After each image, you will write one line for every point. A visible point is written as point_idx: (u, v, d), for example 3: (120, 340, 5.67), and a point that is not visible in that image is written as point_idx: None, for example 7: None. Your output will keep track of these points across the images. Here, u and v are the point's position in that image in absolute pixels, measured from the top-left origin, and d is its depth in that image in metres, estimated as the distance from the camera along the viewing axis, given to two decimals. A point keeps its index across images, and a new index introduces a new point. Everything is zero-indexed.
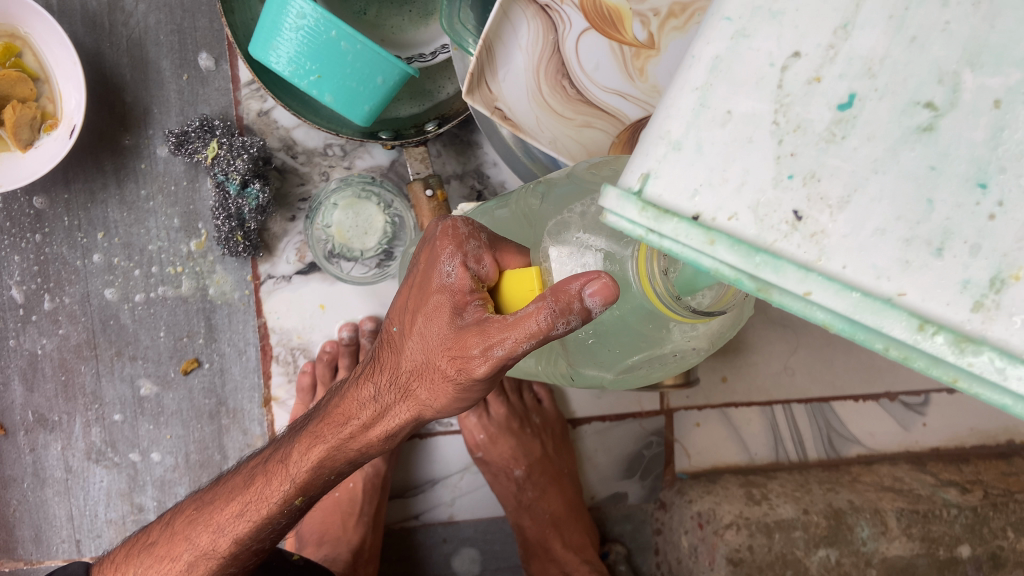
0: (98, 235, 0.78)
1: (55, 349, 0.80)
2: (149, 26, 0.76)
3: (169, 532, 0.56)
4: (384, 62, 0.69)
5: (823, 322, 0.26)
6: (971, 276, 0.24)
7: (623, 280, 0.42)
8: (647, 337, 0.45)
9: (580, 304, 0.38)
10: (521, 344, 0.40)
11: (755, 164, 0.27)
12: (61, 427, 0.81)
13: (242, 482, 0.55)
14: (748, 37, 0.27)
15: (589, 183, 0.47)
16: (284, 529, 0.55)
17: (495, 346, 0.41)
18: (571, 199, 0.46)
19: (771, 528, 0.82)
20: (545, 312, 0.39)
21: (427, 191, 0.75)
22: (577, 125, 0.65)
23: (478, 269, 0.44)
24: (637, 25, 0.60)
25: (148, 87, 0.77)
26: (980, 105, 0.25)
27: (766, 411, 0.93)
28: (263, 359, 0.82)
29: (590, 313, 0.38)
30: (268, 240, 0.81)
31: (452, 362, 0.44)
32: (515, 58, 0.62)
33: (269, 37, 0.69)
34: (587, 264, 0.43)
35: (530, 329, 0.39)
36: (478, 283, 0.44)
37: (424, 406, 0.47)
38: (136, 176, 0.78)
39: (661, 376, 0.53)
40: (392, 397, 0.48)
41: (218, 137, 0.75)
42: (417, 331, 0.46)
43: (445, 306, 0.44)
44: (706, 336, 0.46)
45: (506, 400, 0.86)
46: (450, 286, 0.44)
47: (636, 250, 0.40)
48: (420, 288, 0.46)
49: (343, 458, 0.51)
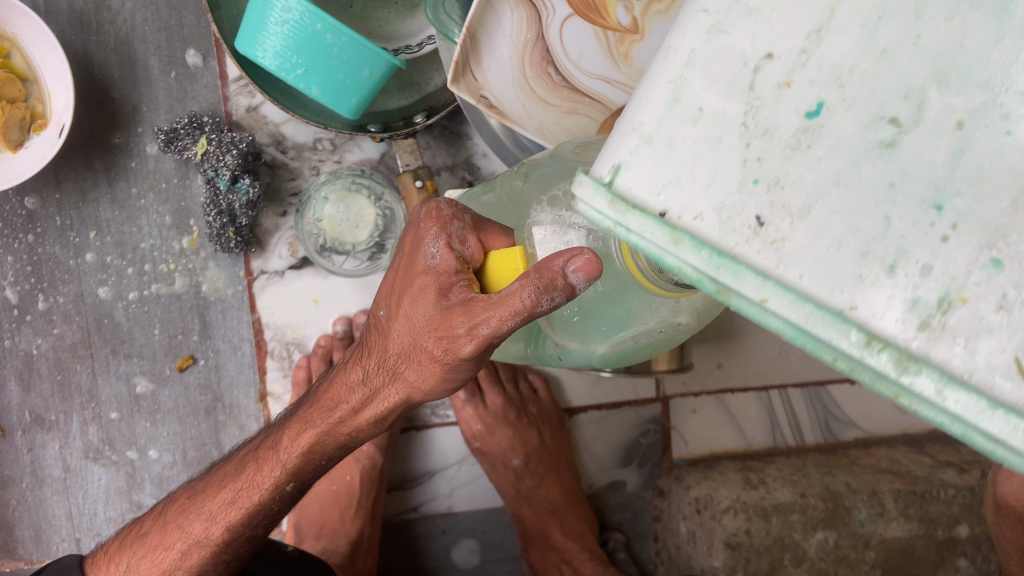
0: (90, 234, 0.78)
1: (50, 349, 0.80)
2: (136, 24, 0.77)
3: (163, 521, 0.56)
4: (370, 53, 0.70)
5: (776, 328, 0.26)
6: (920, 297, 0.24)
7: (607, 256, 0.42)
8: (632, 313, 0.45)
9: (563, 280, 0.38)
10: (506, 322, 0.41)
11: (722, 164, 0.26)
12: (58, 427, 0.81)
13: (233, 470, 0.55)
14: (724, 31, 0.26)
15: (572, 163, 0.47)
16: (277, 515, 0.55)
17: (480, 325, 0.41)
18: (555, 179, 0.46)
19: (769, 512, 0.81)
20: (529, 290, 0.39)
21: (417, 183, 0.76)
22: (564, 112, 0.65)
23: (462, 249, 0.44)
24: (621, 9, 0.60)
25: (137, 85, 0.77)
26: (944, 125, 0.24)
27: (762, 395, 0.94)
28: (258, 354, 0.83)
29: (574, 289, 0.38)
30: (260, 235, 0.81)
31: (438, 343, 0.44)
32: (498, 46, 0.62)
33: (255, 32, 0.69)
34: (571, 241, 0.43)
35: (514, 307, 0.40)
36: (463, 264, 0.44)
37: (414, 387, 0.47)
38: (127, 174, 0.78)
39: (648, 354, 0.53)
40: (381, 380, 0.48)
41: (208, 133, 0.75)
42: (404, 313, 0.46)
43: (430, 288, 0.44)
44: (691, 310, 0.46)
45: (501, 390, 0.85)
46: (435, 267, 0.44)
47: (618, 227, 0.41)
48: (406, 270, 0.47)
49: (333, 442, 0.51)
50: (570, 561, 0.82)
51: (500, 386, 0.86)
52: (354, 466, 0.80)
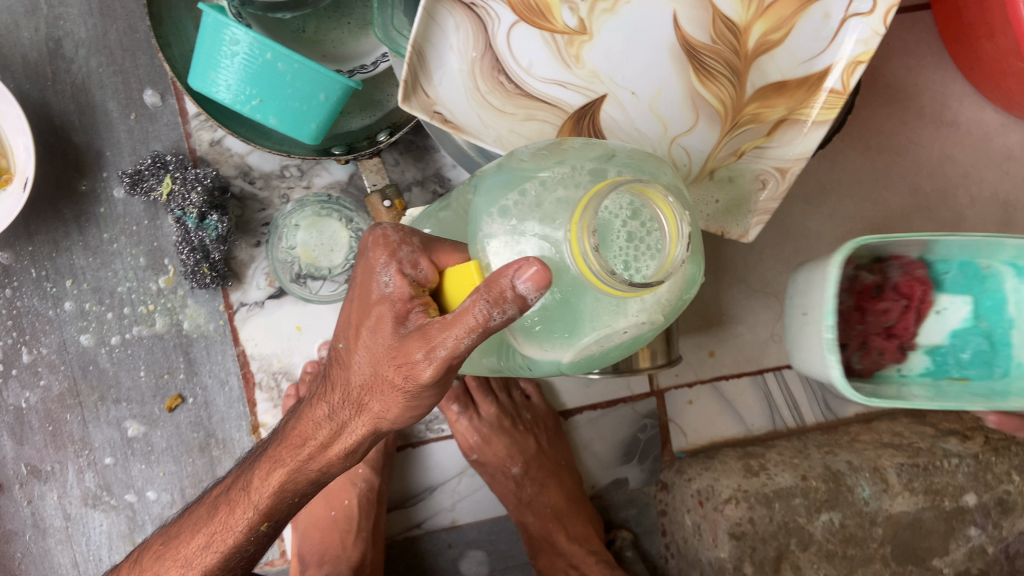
0: (67, 283, 0.78)
1: (39, 401, 0.80)
2: (91, 69, 0.76)
3: (139, 569, 0.57)
4: (323, 77, 0.69)
5: None
6: None
7: (559, 262, 0.41)
8: (595, 318, 0.44)
9: (513, 291, 0.38)
10: (462, 341, 0.41)
11: None
12: (54, 477, 0.81)
13: (210, 514, 0.55)
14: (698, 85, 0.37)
15: (522, 171, 0.46)
16: (253, 554, 0.56)
17: (438, 347, 0.41)
18: (504, 187, 0.46)
19: (771, 499, 0.81)
20: (481, 305, 0.39)
21: (385, 202, 0.74)
22: (522, 119, 0.64)
23: (415, 274, 0.44)
24: (566, 11, 0.60)
25: (98, 130, 0.77)
26: None
27: (757, 380, 0.93)
28: (246, 388, 0.82)
29: (526, 300, 0.38)
30: (236, 268, 0.81)
31: (398, 370, 0.44)
32: (447, 60, 0.61)
33: (207, 67, 0.69)
34: (524, 251, 0.43)
35: (469, 324, 0.40)
36: (417, 288, 0.44)
37: (379, 418, 0.47)
38: (97, 220, 0.78)
39: (618, 355, 0.52)
40: (344, 415, 0.48)
41: (172, 172, 0.75)
42: (364, 345, 0.46)
43: (387, 317, 0.44)
44: (655, 306, 0.45)
45: (494, 399, 0.84)
46: (389, 296, 0.44)
47: (567, 232, 0.40)
48: (361, 303, 0.46)
49: (303, 479, 0.51)
50: (577, 565, 0.82)
51: (493, 395, 0.85)
52: (351, 490, 0.81)
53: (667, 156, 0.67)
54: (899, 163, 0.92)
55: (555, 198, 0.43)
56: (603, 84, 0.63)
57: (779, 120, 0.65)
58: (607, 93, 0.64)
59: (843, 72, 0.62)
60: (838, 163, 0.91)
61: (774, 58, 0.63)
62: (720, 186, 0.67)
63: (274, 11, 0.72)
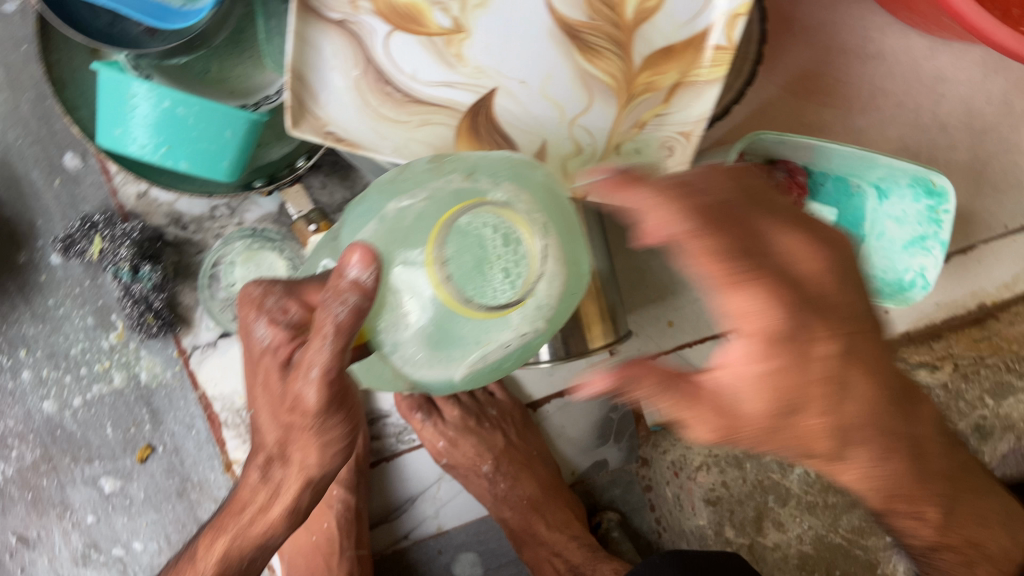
0: (21, 353, 0.80)
1: (15, 472, 0.82)
2: (9, 143, 0.78)
3: None
4: (225, 114, 0.70)
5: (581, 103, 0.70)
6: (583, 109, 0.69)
7: (416, 284, 0.45)
8: (471, 337, 0.46)
9: (347, 277, 0.43)
10: (325, 352, 0.43)
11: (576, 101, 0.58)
12: (42, 542, 0.83)
13: (176, 569, 0.57)
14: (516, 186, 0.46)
15: (379, 202, 0.50)
16: None
17: (311, 369, 0.44)
18: (366, 221, 0.49)
19: (742, 459, 0.81)
20: (336, 308, 0.42)
21: (310, 226, 0.77)
22: (417, 125, 0.64)
23: (286, 318, 0.46)
24: (438, 13, 0.61)
25: (26, 201, 0.79)
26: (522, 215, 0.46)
27: (721, 342, 0.93)
28: (212, 427, 0.84)
29: (359, 282, 0.43)
30: (184, 313, 0.82)
31: (292, 408, 0.46)
32: (331, 80, 0.61)
33: (111, 124, 0.70)
34: (400, 272, 0.45)
35: (326, 330, 0.43)
36: (292, 332, 0.46)
37: (304, 466, 0.50)
38: (41, 288, 0.80)
39: (515, 363, 0.53)
40: (278, 471, 0.51)
41: (101, 230, 0.76)
42: (262, 396, 0.49)
43: (272, 366, 0.46)
44: (535, 318, 0.48)
45: (456, 401, 0.85)
46: (268, 346, 0.46)
47: (420, 254, 0.45)
48: (249, 355, 0.49)
49: (247, 544, 0.54)
50: (562, 553, 0.83)
51: (455, 398, 0.86)
52: (329, 513, 0.81)
53: (569, 139, 0.66)
54: (831, 101, 0.90)
55: (410, 224, 0.47)
56: (491, 78, 0.63)
57: (674, 85, 0.64)
58: (497, 86, 0.64)
59: (725, 28, 0.62)
60: (772, 110, 0.89)
61: (654, 25, 0.63)
62: (629, 159, 0.67)
63: (170, 57, 0.73)
